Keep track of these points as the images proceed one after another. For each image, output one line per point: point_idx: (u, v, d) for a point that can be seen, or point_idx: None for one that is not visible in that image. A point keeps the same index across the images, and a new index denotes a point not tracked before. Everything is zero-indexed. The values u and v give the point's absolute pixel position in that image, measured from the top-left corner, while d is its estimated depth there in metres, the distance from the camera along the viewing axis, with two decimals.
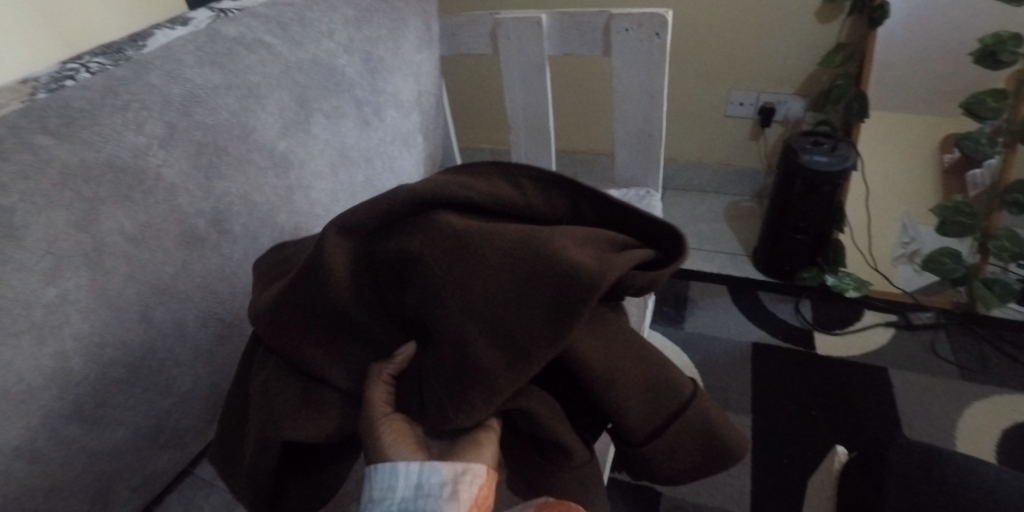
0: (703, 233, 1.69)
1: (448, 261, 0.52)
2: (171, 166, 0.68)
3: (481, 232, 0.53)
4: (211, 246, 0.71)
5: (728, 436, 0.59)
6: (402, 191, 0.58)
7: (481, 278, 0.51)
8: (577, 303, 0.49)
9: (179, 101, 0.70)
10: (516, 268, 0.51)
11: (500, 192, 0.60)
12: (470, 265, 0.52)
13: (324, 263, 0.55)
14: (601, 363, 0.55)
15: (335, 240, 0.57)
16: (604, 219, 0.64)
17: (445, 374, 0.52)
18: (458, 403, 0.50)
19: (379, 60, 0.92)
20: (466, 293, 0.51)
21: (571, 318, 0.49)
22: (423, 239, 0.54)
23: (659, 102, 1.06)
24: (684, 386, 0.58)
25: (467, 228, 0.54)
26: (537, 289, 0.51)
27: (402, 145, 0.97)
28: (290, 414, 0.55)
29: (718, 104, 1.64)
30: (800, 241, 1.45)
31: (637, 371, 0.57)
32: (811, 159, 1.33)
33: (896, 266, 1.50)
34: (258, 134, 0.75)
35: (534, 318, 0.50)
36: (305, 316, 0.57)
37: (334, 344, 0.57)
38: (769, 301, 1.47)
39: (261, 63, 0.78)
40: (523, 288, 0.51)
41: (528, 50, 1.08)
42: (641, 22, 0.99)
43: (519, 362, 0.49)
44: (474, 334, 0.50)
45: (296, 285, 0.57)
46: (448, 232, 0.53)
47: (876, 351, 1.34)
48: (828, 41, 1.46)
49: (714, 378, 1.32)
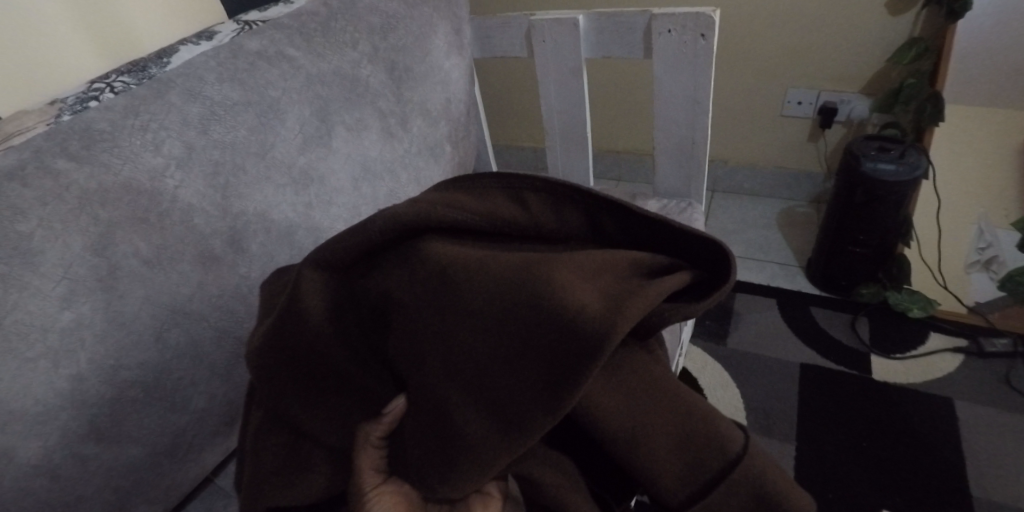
0: (752, 241, 1.59)
1: (439, 311, 0.51)
2: (188, 187, 0.67)
3: (468, 275, 0.51)
4: (228, 267, 0.70)
5: (797, 505, 0.48)
6: (381, 217, 0.55)
7: (469, 334, 0.50)
8: (577, 361, 0.46)
9: (197, 120, 0.69)
10: (511, 318, 0.49)
11: (494, 216, 0.59)
12: (454, 317, 0.50)
13: (301, 305, 0.54)
14: (618, 421, 0.50)
15: (314, 279, 0.55)
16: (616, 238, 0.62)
17: (430, 436, 0.51)
18: (444, 470, 0.50)
19: (405, 69, 0.89)
20: (457, 351, 0.50)
21: (569, 377, 0.46)
22: (412, 283, 0.53)
23: (703, 108, 0.98)
24: (733, 442, 0.49)
25: (456, 268, 0.52)
26: (533, 345, 0.48)
27: (429, 155, 0.94)
28: (285, 471, 0.56)
29: (774, 103, 1.53)
30: (860, 255, 1.34)
31: (666, 424, 0.50)
32: (875, 167, 1.22)
33: (969, 274, 1.36)
34: (277, 151, 0.74)
35: (523, 379, 0.48)
36: (290, 367, 0.56)
37: (322, 394, 0.56)
38: (822, 318, 1.38)
39: (282, 77, 0.76)
40: (519, 342, 0.49)
41: (564, 53, 1.03)
42: (685, 23, 0.92)
43: (508, 426, 0.48)
44: (465, 399, 0.49)
45: (279, 329, 0.55)
46: (438, 274, 0.52)
47: (939, 379, 1.24)
48: (899, 35, 1.33)
49: (758, 400, 1.25)
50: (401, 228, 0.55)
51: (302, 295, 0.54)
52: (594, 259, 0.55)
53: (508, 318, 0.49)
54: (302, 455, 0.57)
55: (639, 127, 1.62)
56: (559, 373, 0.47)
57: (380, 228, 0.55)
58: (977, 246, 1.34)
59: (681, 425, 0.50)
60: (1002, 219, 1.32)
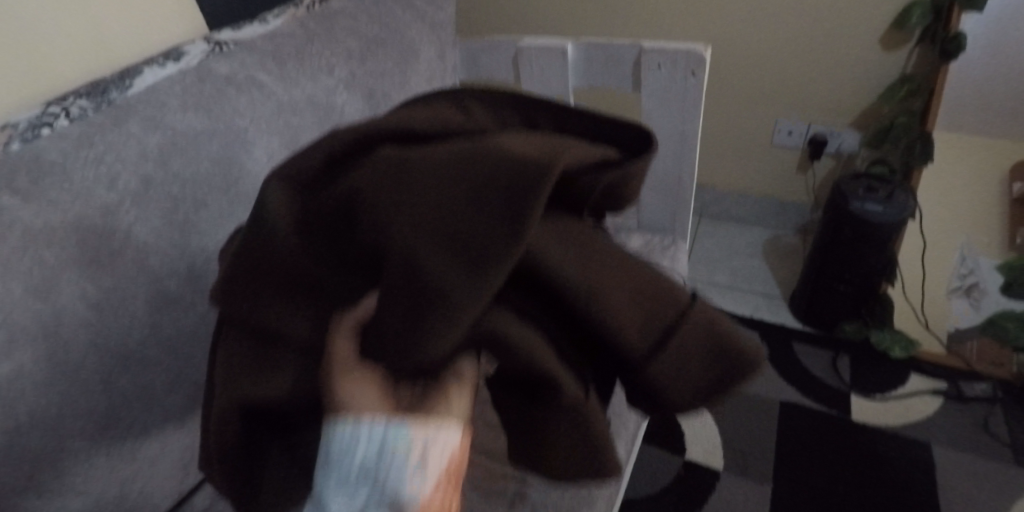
0: (736, 269, 1.58)
1: (394, 183, 0.44)
2: (143, 224, 0.63)
3: (420, 157, 0.46)
4: (184, 307, 0.67)
5: (735, 346, 0.52)
6: (337, 132, 0.52)
7: (429, 191, 0.43)
8: (531, 183, 0.43)
9: (156, 152, 0.65)
10: (465, 173, 0.44)
11: (440, 116, 0.56)
12: (406, 179, 0.44)
13: (262, 212, 0.45)
14: (588, 275, 0.48)
15: (275, 188, 0.47)
16: (562, 129, 0.61)
17: (392, 307, 0.42)
18: (416, 327, 0.41)
19: (383, 95, 0.85)
20: (410, 206, 0.42)
21: (519, 224, 0.42)
22: (367, 168, 0.45)
23: (690, 146, 0.95)
24: (681, 295, 0.53)
25: (411, 157, 0.46)
26: (488, 190, 0.43)
27: None
28: (248, 376, 0.47)
29: (764, 132, 1.52)
30: (843, 293, 1.33)
31: (631, 283, 0.51)
32: (862, 206, 1.20)
33: (951, 300, 1.38)
34: (242, 184, 0.71)
35: (484, 218, 0.42)
36: (249, 273, 0.45)
37: (266, 298, 0.45)
38: (803, 354, 1.37)
39: (251, 105, 0.72)
40: (476, 186, 0.43)
41: (551, 82, 0.99)
42: (676, 59, 0.88)
43: (479, 262, 0.41)
44: (426, 250, 0.41)
45: (236, 260, 0.45)
46: (389, 161, 0.45)
47: (918, 422, 1.23)
48: (891, 71, 1.33)
49: (735, 436, 1.23)
50: (356, 135, 0.51)
51: (264, 208, 0.45)
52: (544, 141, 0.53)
53: (468, 185, 0.43)
54: (267, 358, 0.47)
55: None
56: (518, 206, 0.42)
57: (336, 136, 0.51)
58: (959, 271, 1.38)
59: (646, 282, 0.52)
60: (984, 248, 1.38)
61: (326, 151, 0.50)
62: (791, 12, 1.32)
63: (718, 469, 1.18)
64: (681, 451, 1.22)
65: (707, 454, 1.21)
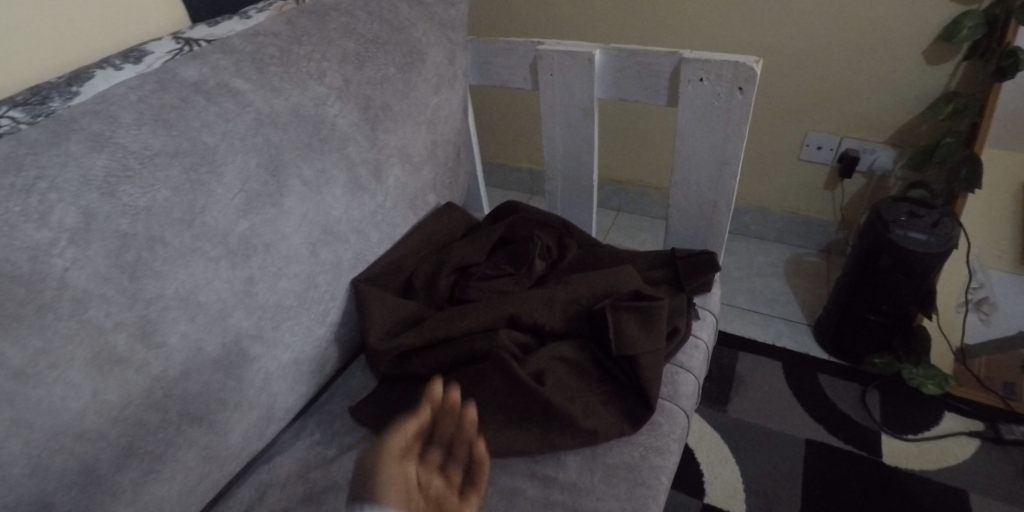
0: (758, 292, 1.49)
1: (533, 221, 0.90)
2: (83, 267, 0.51)
3: (543, 221, 0.90)
4: (134, 368, 0.55)
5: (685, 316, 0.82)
6: (500, 210, 0.93)
7: (553, 216, 0.91)
8: (593, 243, 0.89)
9: (102, 176, 0.52)
10: (563, 229, 0.90)
11: (541, 215, 0.91)
12: (537, 222, 0.90)
13: (425, 235, 0.85)
14: (622, 293, 0.79)
15: (457, 218, 0.89)
16: (598, 247, 0.88)
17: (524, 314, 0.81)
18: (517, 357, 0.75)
19: (383, 107, 0.74)
20: (537, 227, 0.89)
21: (596, 246, 0.89)
22: (520, 220, 0.90)
23: (731, 170, 0.84)
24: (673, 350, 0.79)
25: (538, 215, 0.91)
26: (574, 233, 0.90)
27: (407, 208, 0.83)
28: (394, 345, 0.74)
29: (791, 145, 1.42)
30: (875, 324, 1.23)
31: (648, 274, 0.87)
32: (904, 235, 1.10)
33: (960, 315, 1.31)
34: (210, 215, 0.59)
35: (571, 241, 0.88)
36: (434, 263, 0.83)
37: (441, 267, 0.82)
38: (829, 387, 1.28)
39: (223, 119, 0.60)
40: (569, 232, 0.90)
41: (575, 92, 0.88)
42: (720, 72, 0.77)
43: (564, 250, 0.87)
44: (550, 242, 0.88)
45: (426, 241, 0.85)
46: (529, 218, 0.90)
47: (954, 467, 1.13)
48: (934, 87, 1.22)
49: (759, 479, 1.14)
50: (507, 211, 0.93)
51: (452, 233, 0.88)
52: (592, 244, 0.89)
53: (567, 233, 0.90)
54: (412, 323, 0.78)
55: (651, 160, 1.47)
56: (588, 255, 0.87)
57: (495, 217, 0.93)
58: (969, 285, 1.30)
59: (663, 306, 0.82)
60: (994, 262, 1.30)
61: (492, 220, 0.93)
62: (827, 18, 1.21)
63: None
64: (699, 493, 1.12)
65: (728, 497, 1.11)
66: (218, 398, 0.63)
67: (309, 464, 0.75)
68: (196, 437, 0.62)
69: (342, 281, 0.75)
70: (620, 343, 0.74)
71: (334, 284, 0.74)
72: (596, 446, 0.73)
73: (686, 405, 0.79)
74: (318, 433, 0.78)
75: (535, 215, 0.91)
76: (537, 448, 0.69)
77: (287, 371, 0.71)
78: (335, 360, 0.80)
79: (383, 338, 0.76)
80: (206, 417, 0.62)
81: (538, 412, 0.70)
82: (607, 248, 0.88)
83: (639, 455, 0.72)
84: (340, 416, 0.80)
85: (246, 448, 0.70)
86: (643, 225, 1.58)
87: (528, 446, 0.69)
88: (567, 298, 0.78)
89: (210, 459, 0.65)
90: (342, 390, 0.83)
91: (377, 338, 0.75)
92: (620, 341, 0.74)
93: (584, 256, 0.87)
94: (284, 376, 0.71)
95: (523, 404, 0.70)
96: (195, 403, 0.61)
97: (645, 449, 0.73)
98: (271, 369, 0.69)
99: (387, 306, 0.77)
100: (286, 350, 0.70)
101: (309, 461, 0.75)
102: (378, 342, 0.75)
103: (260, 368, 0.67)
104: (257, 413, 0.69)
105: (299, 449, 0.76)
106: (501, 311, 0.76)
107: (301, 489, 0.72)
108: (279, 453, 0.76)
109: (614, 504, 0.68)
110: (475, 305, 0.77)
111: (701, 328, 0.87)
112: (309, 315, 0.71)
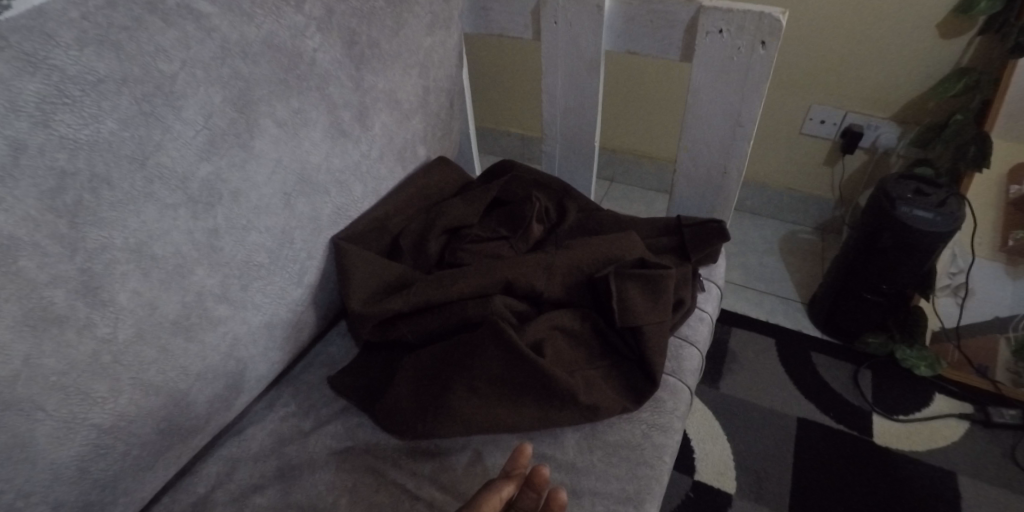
0: (751, 268, 1.46)
1: (529, 181, 0.83)
2: (10, 210, 0.42)
3: (541, 181, 0.84)
4: (75, 329, 0.47)
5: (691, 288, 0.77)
6: (495, 168, 0.86)
7: (551, 177, 0.85)
8: (595, 207, 0.83)
9: (34, 103, 0.42)
10: (563, 191, 0.84)
11: (539, 175, 0.84)
12: (534, 182, 0.84)
13: (414, 191, 0.77)
14: (627, 260, 0.73)
15: (449, 174, 0.82)
16: (599, 212, 0.82)
17: None
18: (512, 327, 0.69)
19: (369, 44, 0.66)
20: (535, 188, 0.82)
21: (598, 210, 0.83)
22: (516, 180, 0.83)
23: (746, 133, 0.78)
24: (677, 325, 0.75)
25: (537, 174, 0.84)
26: (574, 196, 0.84)
27: (394, 160, 0.75)
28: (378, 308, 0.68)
29: (793, 117, 1.37)
30: (872, 303, 1.20)
31: (652, 243, 0.81)
32: (910, 213, 1.06)
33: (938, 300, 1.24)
34: (165, 154, 0.50)
35: (571, 204, 0.82)
36: (423, 223, 0.76)
37: (430, 227, 0.75)
38: (821, 366, 1.25)
39: (184, 44, 0.50)
40: (568, 194, 0.84)
41: (581, 41, 0.80)
42: (742, 23, 0.70)
43: (563, 214, 0.81)
44: (548, 205, 0.81)
45: (414, 197, 0.77)
46: (527, 178, 0.83)
47: (943, 448, 1.12)
48: (945, 61, 1.16)
49: (749, 457, 1.11)
50: (502, 170, 0.86)
51: (443, 189, 0.81)
52: (594, 208, 0.83)
53: (566, 195, 0.83)
54: (398, 285, 0.71)
55: (654, 128, 1.41)
56: (589, 220, 0.81)
57: (490, 175, 0.86)
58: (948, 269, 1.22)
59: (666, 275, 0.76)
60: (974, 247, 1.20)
61: (485, 178, 0.86)
62: None
63: (730, 493, 1.06)
64: (689, 470, 1.10)
65: (718, 474, 1.08)
66: (178, 366, 0.56)
67: (282, 437, 0.68)
68: (153, 408, 0.55)
69: (321, 239, 0.68)
70: (624, 313, 0.68)
71: (312, 242, 0.67)
72: (595, 423, 0.68)
73: (689, 382, 0.74)
74: (293, 405, 0.71)
75: (532, 175, 0.84)
76: (534, 423, 0.64)
77: (258, 337, 0.64)
78: (312, 325, 0.73)
79: (366, 302, 0.69)
80: (164, 386, 0.55)
81: (536, 387, 0.64)
82: (609, 213, 0.82)
83: (641, 433, 0.67)
84: (317, 385, 0.73)
85: (212, 420, 0.63)
86: (639, 196, 1.53)
87: (525, 422, 0.64)
88: (568, 264, 0.72)
89: (169, 432, 0.58)
90: (320, 358, 0.76)
91: (359, 302, 0.68)
92: (624, 313, 0.68)
93: (585, 221, 0.81)
94: (254, 342, 0.64)
95: (521, 377, 0.64)
96: (150, 370, 0.54)
97: (647, 427, 0.68)
98: (239, 334, 0.61)
99: (370, 268, 0.70)
100: (256, 313, 0.63)
101: (282, 434, 0.69)
102: (362, 307, 0.68)
103: (226, 333, 0.60)
104: (224, 382, 0.62)
105: (271, 421, 0.70)
106: (497, 275, 0.69)
107: (274, 466, 0.66)
108: (250, 425, 0.69)
109: (615, 486, 0.63)
110: (467, 268, 0.70)
111: (706, 301, 0.82)
112: (282, 275, 0.64)
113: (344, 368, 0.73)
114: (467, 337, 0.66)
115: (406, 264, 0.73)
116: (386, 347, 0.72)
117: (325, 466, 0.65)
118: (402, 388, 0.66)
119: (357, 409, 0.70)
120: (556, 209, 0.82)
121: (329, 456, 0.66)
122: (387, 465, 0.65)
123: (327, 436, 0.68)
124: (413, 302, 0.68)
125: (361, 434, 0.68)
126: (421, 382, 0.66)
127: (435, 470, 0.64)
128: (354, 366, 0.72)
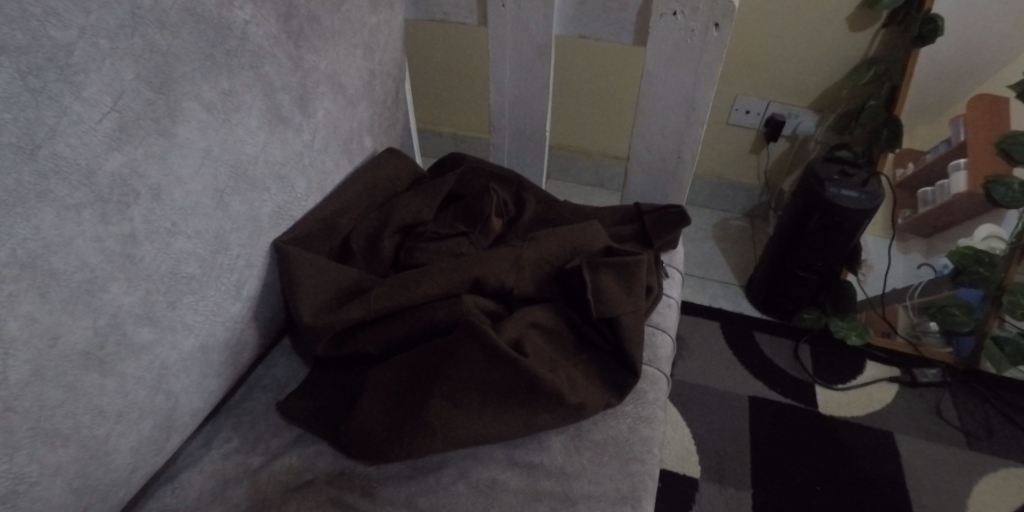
0: (690, 256, 1.49)
1: (483, 172, 0.78)
2: None
3: (496, 171, 0.78)
4: None
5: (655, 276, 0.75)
6: (447, 159, 0.80)
7: (503, 168, 0.80)
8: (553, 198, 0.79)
9: None
10: (521, 183, 0.79)
11: (493, 166, 0.79)
12: (489, 173, 0.78)
13: (363, 187, 0.70)
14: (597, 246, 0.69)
15: (401, 165, 0.75)
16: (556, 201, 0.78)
17: None
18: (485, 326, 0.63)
19: (308, 18, 0.58)
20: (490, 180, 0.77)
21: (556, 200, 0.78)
22: (470, 172, 0.77)
23: (700, 117, 0.78)
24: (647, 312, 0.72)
25: (490, 165, 0.79)
26: (531, 186, 0.79)
27: (339, 152, 0.67)
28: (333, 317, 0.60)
29: (721, 108, 1.40)
30: (806, 281, 1.25)
31: (613, 233, 0.78)
32: (837, 192, 1.09)
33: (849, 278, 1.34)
34: (60, 144, 0.40)
35: (528, 195, 0.77)
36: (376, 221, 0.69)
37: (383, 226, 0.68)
38: (764, 344, 1.29)
39: (82, 7, 0.40)
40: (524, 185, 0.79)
41: (532, 25, 0.76)
42: (697, 5, 0.69)
43: (521, 208, 0.76)
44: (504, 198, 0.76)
45: (362, 194, 0.70)
46: (481, 169, 0.78)
47: (878, 412, 1.17)
48: (854, 52, 1.23)
49: (709, 438, 1.11)
50: (455, 163, 0.80)
51: (395, 184, 0.74)
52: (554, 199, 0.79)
53: (522, 186, 0.78)
54: (353, 291, 0.63)
55: (592, 123, 1.41)
56: (549, 211, 0.77)
57: (443, 167, 0.81)
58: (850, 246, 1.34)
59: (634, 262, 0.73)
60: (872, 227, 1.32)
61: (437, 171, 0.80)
62: None
63: (697, 477, 1.05)
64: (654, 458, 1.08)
65: (683, 460, 1.08)
66: (92, 408, 0.46)
67: (226, 479, 0.58)
68: (62, 463, 0.44)
69: (261, 244, 0.59)
70: (601, 304, 0.65)
71: (250, 247, 0.58)
72: (580, 423, 0.63)
73: (665, 368, 0.72)
74: (236, 439, 0.61)
75: (487, 166, 0.78)
76: (519, 430, 0.59)
77: (191, 363, 0.54)
78: (253, 346, 0.63)
79: (318, 312, 0.61)
80: (74, 435, 0.45)
81: (520, 390, 0.59)
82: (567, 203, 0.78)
83: (627, 428, 0.64)
84: (264, 414, 0.64)
85: (138, 469, 0.52)
86: (578, 191, 1.53)
87: (511, 430, 0.58)
88: (536, 256, 0.67)
89: (85, 490, 0.47)
90: (264, 382, 0.66)
91: (310, 313, 0.60)
92: (600, 302, 0.64)
93: (544, 212, 0.77)
94: (187, 369, 0.54)
95: (503, 381, 0.58)
96: (56, 416, 0.43)
97: (632, 420, 0.64)
98: (169, 361, 0.52)
99: (320, 274, 0.62)
100: (188, 335, 0.53)
101: (224, 475, 0.58)
102: (314, 318, 0.60)
103: (151, 362, 0.50)
104: (152, 422, 0.52)
105: (211, 462, 0.59)
106: (463, 273, 0.63)
107: None
108: (185, 469, 0.59)
109: (609, 486, 0.59)
110: (430, 268, 0.64)
111: (670, 286, 0.81)
112: (217, 288, 0.55)
113: (296, 391, 0.64)
114: (439, 342, 0.59)
115: (359, 267, 0.66)
116: (342, 360, 0.64)
117: (281, 505, 0.56)
118: (368, 404, 0.59)
119: (314, 436, 0.61)
120: (513, 202, 0.77)
121: (285, 494, 0.57)
122: (355, 496, 0.57)
123: (280, 470, 0.59)
124: (373, 308, 0.60)
125: (322, 465, 0.60)
126: (390, 397, 0.59)
127: (413, 495, 0.57)
128: (305, 388, 0.64)
